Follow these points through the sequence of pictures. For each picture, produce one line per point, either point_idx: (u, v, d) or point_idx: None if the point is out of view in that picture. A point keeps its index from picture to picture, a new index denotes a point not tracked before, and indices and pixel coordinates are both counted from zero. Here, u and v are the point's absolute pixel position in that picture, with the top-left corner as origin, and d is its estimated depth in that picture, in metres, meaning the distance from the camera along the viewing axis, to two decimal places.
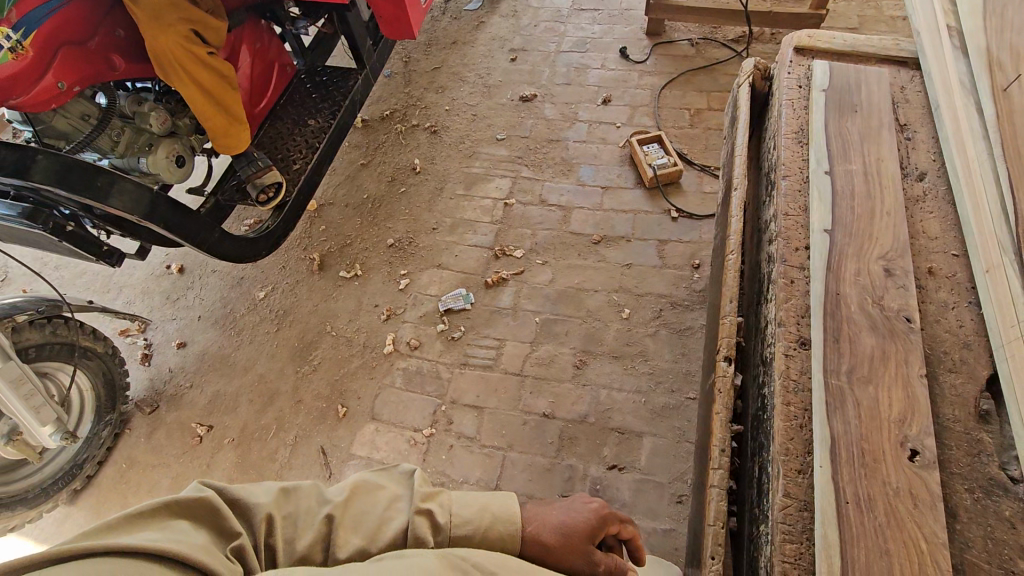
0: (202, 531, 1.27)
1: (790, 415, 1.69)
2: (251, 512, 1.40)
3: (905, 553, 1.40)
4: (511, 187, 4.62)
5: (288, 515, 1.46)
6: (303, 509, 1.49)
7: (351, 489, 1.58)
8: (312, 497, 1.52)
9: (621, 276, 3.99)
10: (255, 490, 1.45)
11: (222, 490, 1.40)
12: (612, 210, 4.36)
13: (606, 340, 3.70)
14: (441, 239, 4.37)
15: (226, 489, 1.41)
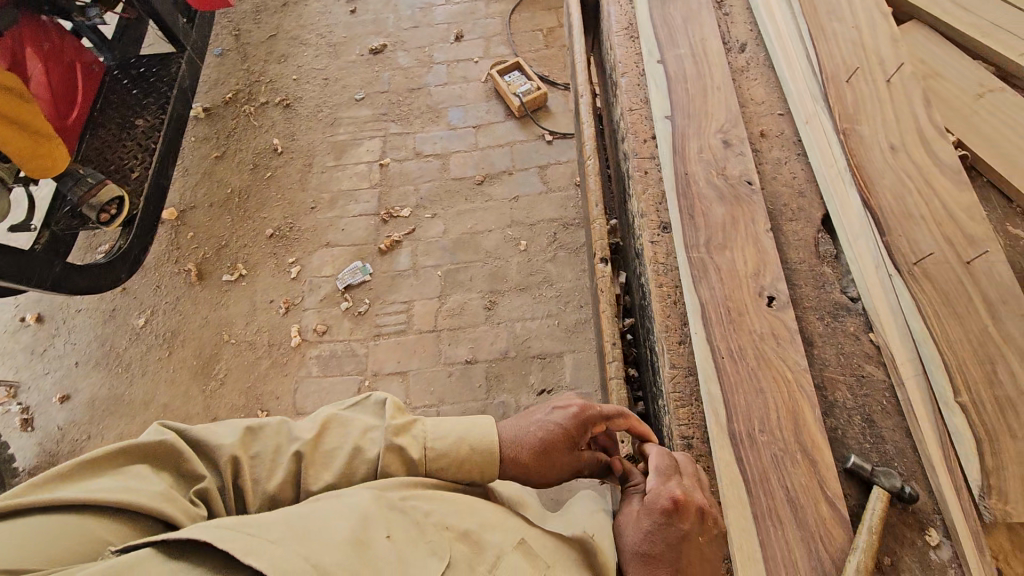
0: (165, 475, 1.23)
1: (665, 294, 1.79)
2: (217, 454, 1.29)
3: (775, 385, 1.57)
4: (382, 147, 4.43)
5: (256, 454, 1.35)
6: (271, 446, 1.37)
7: (319, 433, 1.42)
8: (278, 438, 1.39)
9: (511, 210, 4.01)
10: (217, 429, 1.33)
11: (185, 426, 1.32)
12: (490, 147, 4.31)
13: (510, 275, 3.75)
14: (322, 216, 4.15)
15: (189, 427, 1.32)
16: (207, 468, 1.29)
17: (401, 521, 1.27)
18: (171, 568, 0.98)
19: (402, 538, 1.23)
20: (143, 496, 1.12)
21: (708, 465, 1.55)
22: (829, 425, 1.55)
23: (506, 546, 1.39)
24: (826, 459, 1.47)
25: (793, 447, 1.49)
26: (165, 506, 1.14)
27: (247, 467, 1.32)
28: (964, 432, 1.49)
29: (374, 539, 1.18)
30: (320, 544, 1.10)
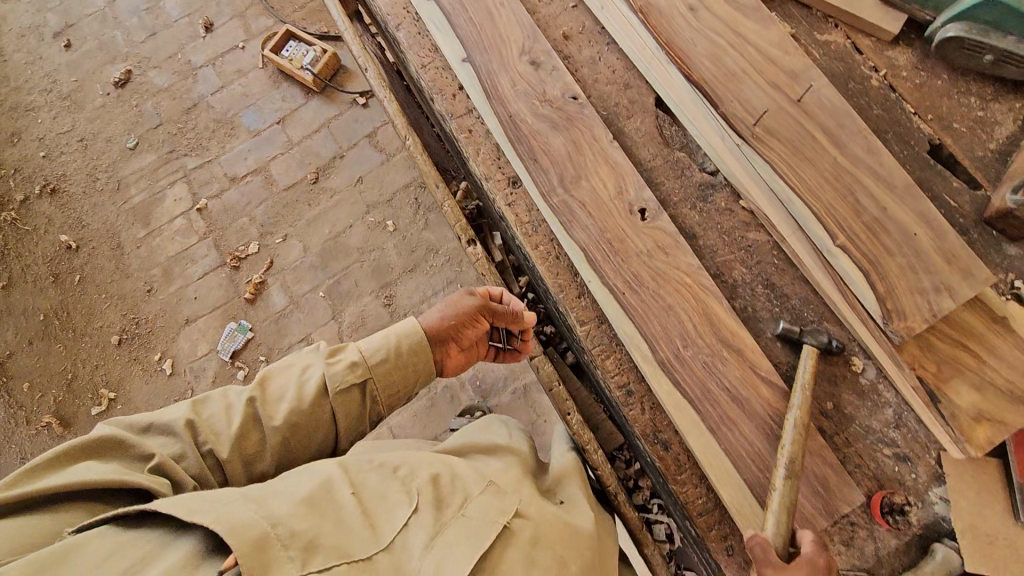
0: (121, 458, 1.26)
1: (545, 252, 1.68)
2: (171, 427, 1.34)
3: (680, 296, 1.55)
4: (190, 188, 3.82)
5: (210, 416, 1.39)
6: (223, 407, 1.41)
7: (260, 384, 1.46)
8: (225, 398, 1.43)
9: (362, 195, 3.66)
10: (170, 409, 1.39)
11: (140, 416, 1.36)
12: (306, 138, 3.84)
13: (394, 262, 3.50)
14: (166, 293, 3.62)
15: (140, 416, 1.35)
16: (169, 441, 1.33)
17: (369, 477, 1.39)
18: (134, 534, 1.12)
19: (369, 493, 1.35)
20: (101, 477, 1.19)
21: (652, 399, 1.54)
22: (739, 307, 1.57)
23: (478, 484, 1.47)
24: (750, 344, 1.50)
25: (717, 347, 1.50)
26: (126, 481, 1.20)
27: (207, 427, 1.37)
28: (853, 271, 1.40)
29: (337, 497, 1.30)
30: (279, 507, 1.20)
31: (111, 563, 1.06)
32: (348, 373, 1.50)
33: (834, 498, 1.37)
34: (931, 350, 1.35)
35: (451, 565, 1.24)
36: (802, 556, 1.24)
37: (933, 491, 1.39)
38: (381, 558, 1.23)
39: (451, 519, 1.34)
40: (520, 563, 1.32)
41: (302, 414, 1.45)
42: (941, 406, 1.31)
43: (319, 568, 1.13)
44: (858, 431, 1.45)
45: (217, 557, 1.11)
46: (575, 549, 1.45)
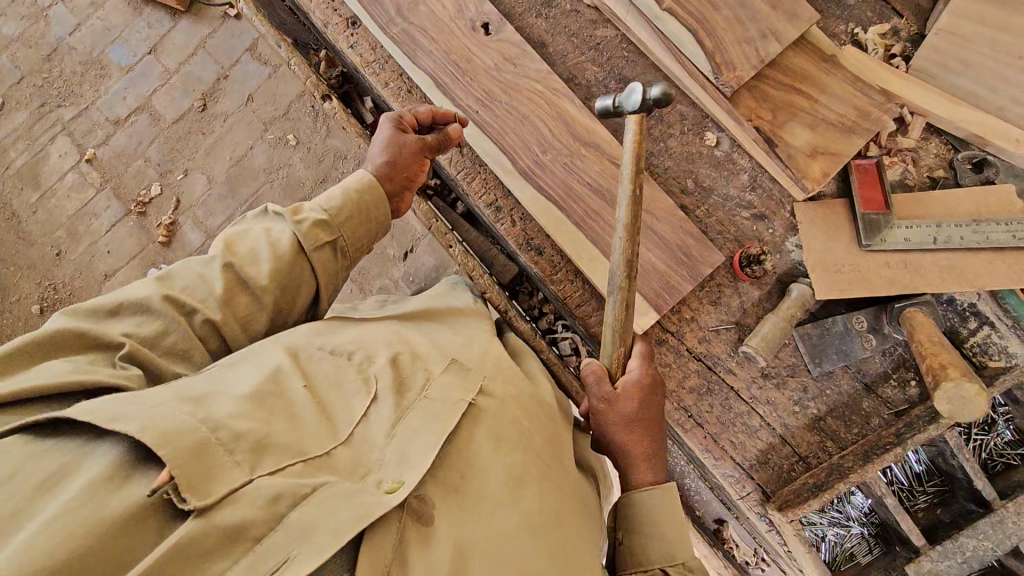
0: (82, 350, 0.92)
1: (396, 89, 1.64)
2: (145, 305, 0.97)
3: (533, 103, 1.53)
4: (73, 141, 3.50)
5: (185, 290, 1.02)
6: (198, 276, 1.04)
7: (224, 247, 1.08)
8: (198, 269, 1.06)
9: (257, 114, 3.37)
10: (133, 285, 1.02)
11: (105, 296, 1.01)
12: (183, 64, 3.47)
13: (303, 177, 3.29)
14: (76, 254, 3.41)
15: (100, 297, 0.98)
16: (143, 320, 0.97)
17: (322, 362, 1.04)
18: (47, 448, 0.77)
19: (321, 380, 1.02)
20: (37, 385, 0.83)
21: (522, 212, 1.56)
22: (595, 107, 1.57)
23: (440, 359, 1.11)
24: (606, 138, 1.50)
25: (574, 146, 1.50)
26: (74, 384, 0.84)
27: (190, 301, 1.00)
28: (682, 32, 1.36)
29: (284, 388, 0.96)
30: (212, 401, 0.88)
31: (10, 488, 0.72)
32: (318, 234, 1.13)
33: (696, 263, 1.43)
34: (766, 99, 1.38)
35: (417, 453, 0.93)
36: (632, 378, 1.18)
37: (789, 241, 1.46)
38: (342, 453, 0.92)
39: (417, 402, 1.01)
40: (489, 444, 1.01)
41: (284, 278, 1.09)
42: (779, 151, 1.36)
43: (271, 472, 0.84)
44: (719, 201, 1.49)
45: (144, 466, 0.78)
46: (541, 432, 1.11)
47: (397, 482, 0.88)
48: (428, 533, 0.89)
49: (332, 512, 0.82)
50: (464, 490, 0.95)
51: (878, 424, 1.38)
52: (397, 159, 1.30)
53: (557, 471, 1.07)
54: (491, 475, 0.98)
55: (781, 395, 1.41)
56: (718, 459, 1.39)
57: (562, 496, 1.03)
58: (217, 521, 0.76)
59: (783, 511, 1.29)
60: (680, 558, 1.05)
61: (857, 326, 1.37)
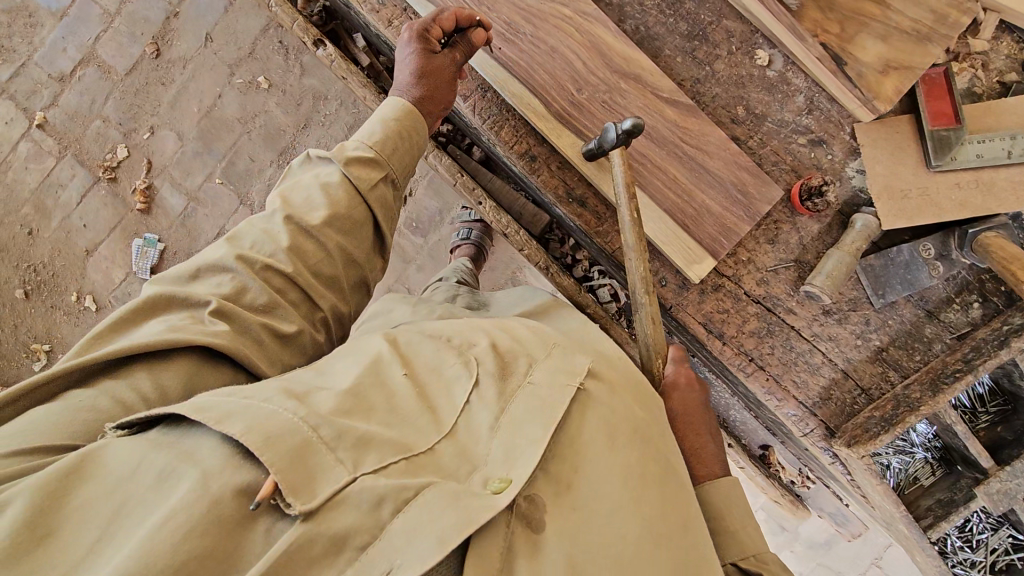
0: (179, 309, 0.97)
1: (401, 27, 1.43)
2: (220, 266, 1.00)
3: (562, 32, 1.35)
4: (17, 105, 3.01)
5: (254, 245, 1.02)
6: (263, 232, 1.04)
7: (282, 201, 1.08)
8: (260, 225, 1.05)
9: (217, 55, 2.92)
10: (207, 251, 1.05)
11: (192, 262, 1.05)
12: (124, 3, 2.96)
13: (283, 122, 2.92)
14: (50, 231, 3.01)
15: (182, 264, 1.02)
16: (220, 281, 1.00)
17: (421, 348, 0.95)
18: (171, 440, 0.74)
19: (421, 368, 0.93)
20: (143, 345, 0.89)
21: (558, 159, 1.42)
22: (631, 30, 1.39)
23: (542, 345, 0.99)
24: (647, 67, 1.34)
25: (613, 80, 1.35)
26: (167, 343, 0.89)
27: (256, 257, 1.00)
28: None
29: (385, 379, 0.88)
30: (315, 398, 0.80)
31: (136, 480, 0.70)
32: (368, 173, 1.13)
33: (753, 201, 1.33)
34: (832, 9, 1.27)
35: (522, 446, 0.82)
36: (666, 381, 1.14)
37: (849, 166, 1.35)
38: (445, 449, 0.82)
39: (520, 390, 0.89)
40: (600, 436, 0.87)
41: (345, 220, 1.08)
42: (846, 69, 1.26)
43: (376, 470, 0.75)
44: (773, 129, 1.37)
45: (248, 463, 0.72)
46: (654, 413, 0.98)
47: (504, 481, 0.77)
48: (539, 543, 0.78)
49: (435, 514, 0.71)
50: (575, 487, 0.83)
51: (941, 349, 1.34)
52: (426, 80, 1.22)
53: (670, 458, 0.93)
54: (602, 468, 0.85)
55: (842, 330, 1.37)
56: (781, 400, 1.37)
57: (673, 483, 0.90)
58: (326, 528, 0.70)
59: (849, 447, 1.27)
60: (751, 548, 0.98)
61: (924, 254, 1.31)
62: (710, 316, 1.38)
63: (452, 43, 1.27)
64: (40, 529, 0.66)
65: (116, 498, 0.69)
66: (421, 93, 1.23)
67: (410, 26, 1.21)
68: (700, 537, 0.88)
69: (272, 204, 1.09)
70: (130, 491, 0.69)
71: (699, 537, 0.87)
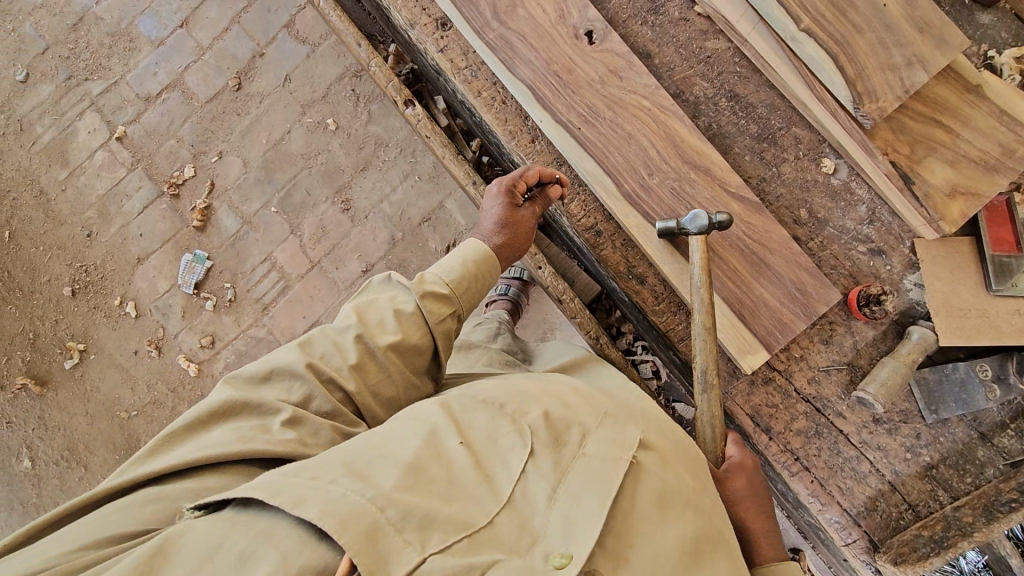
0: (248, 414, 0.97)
1: (489, 99, 1.54)
2: (291, 370, 1.00)
3: (640, 121, 1.44)
4: (102, 117, 3.21)
5: (325, 354, 1.03)
6: (334, 345, 1.05)
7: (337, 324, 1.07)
8: (331, 337, 1.06)
9: (293, 96, 3.13)
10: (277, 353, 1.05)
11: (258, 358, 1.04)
12: (216, 39, 3.20)
13: (343, 163, 3.07)
14: (108, 236, 3.14)
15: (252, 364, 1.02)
16: (289, 387, 1.00)
17: (475, 416, 0.91)
18: (244, 520, 0.73)
19: (477, 436, 0.89)
20: (216, 454, 0.89)
21: (622, 236, 1.48)
22: (703, 125, 1.47)
23: (592, 411, 0.97)
24: (718, 162, 1.42)
25: (683, 170, 1.42)
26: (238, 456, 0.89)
27: (326, 368, 1.00)
28: (819, 54, 1.29)
29: (444, 453, 0.84)
30: (376, 471, 0.79)
31: (217, 563, 0.69)
32: (440, 308, 1.14)
33: (811, 301, 1.36)
34: (903, 131, 1.33)
35: (582, 522, 0.80)
36: (733, 461, 1.14)
37: (907, 279, 1.38)
38: (505, 521, 0.80)
39: (576, 462, 0.87)
40: (653, 512, 0.87)
41: (409, 345, 1.08)
42: (914, 188, 1.31)
43: (444, 547, 0.74)
44: (833, 233, 1.42)
45: (322, 542, 0.71)
46: (706, 495, 0.95)
47: (566, 557, 0.76)
48: None
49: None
50: (633, 566, 0.81)
51: (992, 475, 1.32)
52: (507, 230, 1.35)
53: (720, 542, 0.90)
54: (655, 551, 0.83)
55: (892, 441, 1.35)
56: (824, 505, 1.34)
57: (724, 565, 0.88)
58: None
59: (895, 565, 1.25)
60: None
61: (981, 374, 1.31)
62: (758, 409, 1.39)
63: (533, 196, 1.42)
64: None
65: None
66: (502, 239, 1.34)
67: (502, 182, 1.36)
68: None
69: (343, 318, 1.09)
70: (212, 572, 0.68)
71: None
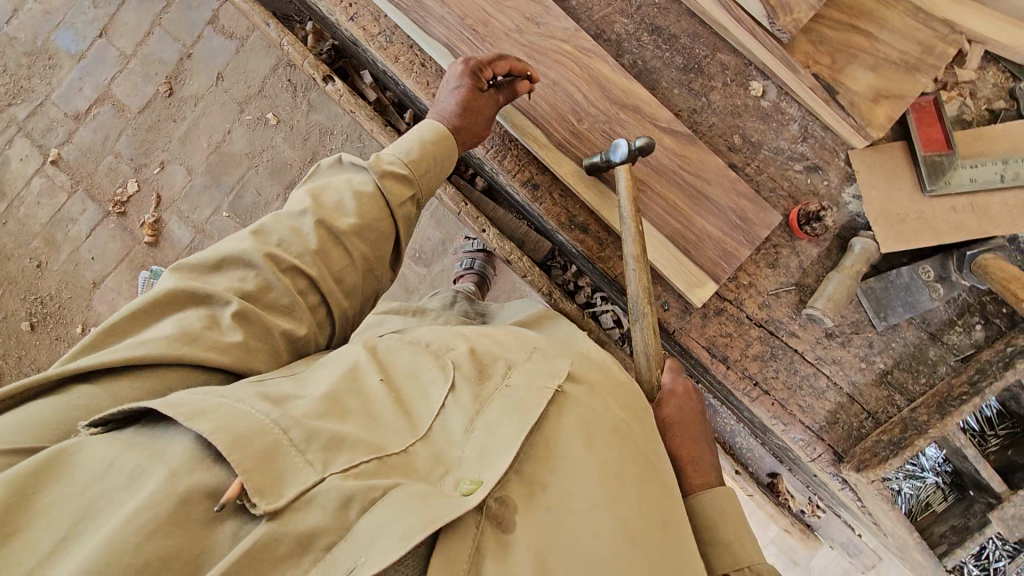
0: (197, 305, 0.93)
1: (408, 63, 1.49)
2: (245, 259, 0.96)
3: (564, 66, 1.40)
4: (33, 142, 3.08)
5: (281, 241, 1.00)
6: (291, 230, 1.02)
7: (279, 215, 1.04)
8: (289, 222, 1.02)
9: (228, 94, 3.02)
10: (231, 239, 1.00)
11: (207, 247, 0.99)
12: (139, 45, 3.06)
13: (290, 157, 2.97)
14: (59, 264, 3.04)
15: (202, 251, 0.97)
16: (243, 276, 0.96)
17: (400, 355, 0.92)
18: (146, 439, 0.70)
19: (400, 374, 0.89)
20: (154, 355, 0.85)
21: (560, 187, 1.46)
22: (629, 64, 1.44)
23: (521, 347, 0.96)
24: (646, 98, 1.39)
25: (612, 111, 1.39)
26: (181, 356, 0.86)
27: (284, 255, 0.98)
28: None
29: (363, 387, 0.85)
30: (289, 401, 0.77)
31: (108, 480, 0.66)
32: (398, 189, 1.13)
33: (753, 226, 1.36)
34: (823, 42, 1.32)
35: (498, 448, 0.79)
36: (665, 389, 1.14)
37: (845, 192, 1.38)
38: (420, 452, 0.79)
39: (498, 392, 0.86)
40: (577, 438, 0.85)
41: (369, 229, 1.07)
42: (839, 98, 1.30)
43: (346, 470, 0.72)
44: (769, 156, 1.41)
45: (218, 465, 0.69)
46: (636, 424, 0.94)
47: (475, 483, 0.74)
48: (507, 544, 0.75)
49: (397, 515, 0.67)
50: (550, 492, 0.80)
51: (945, 372, 1.34)
52: (467, 114, 1.26)
53: (649, 471, 0.89)
54: (577, 477, 0.81)
55: (846, 353, 1.37)
56: (787, 424, 1.36)
57: (651, 494, 0.86)
58: (292, 529, 0.66)
59: (858, 471, 1.27)
60: (745, 559, 0.96)
61: (924, 276, 1.32)
62: (713, 340, 1.39)
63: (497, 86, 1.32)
64: (6, 527, 0.62)
65: (88, 496, 0.65)
66: (458, 122, 1.25)
67: (467, 60, 1.25)
68: (681, 560, 0.84)
69: (298, 202, 1.06)
70: (99, 491, 0.65)
71: (679, 546, 0.85)
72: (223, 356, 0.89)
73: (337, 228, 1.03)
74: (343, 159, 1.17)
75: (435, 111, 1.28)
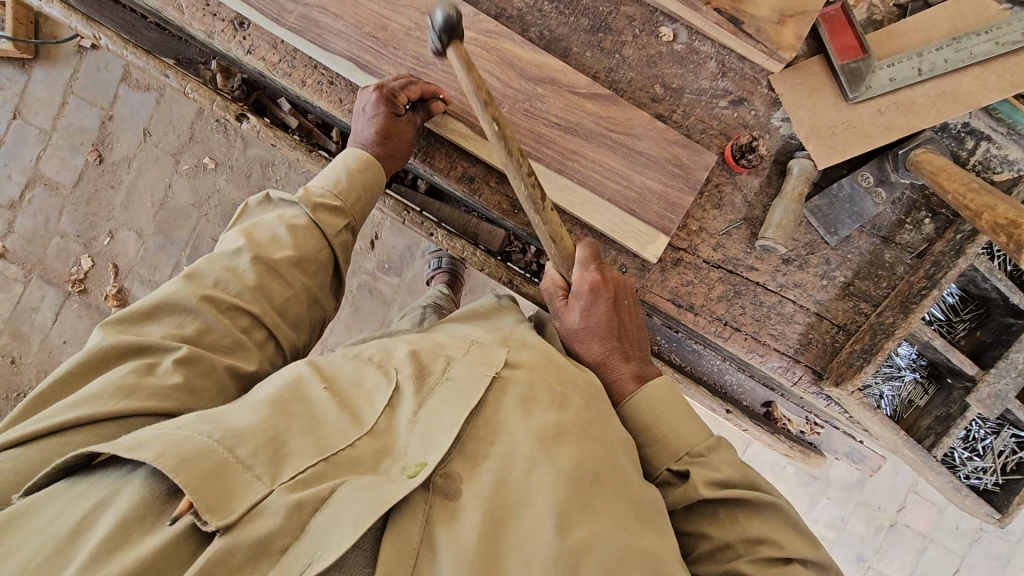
0: (131, 357, 1.03)
1: (316, 84, 1.46)
2: (177, 307, 1.08)
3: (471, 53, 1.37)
4: None
5: (217, 281, 1.12)
6: (226, 270, 1.14)
7: (207, 260, 1.15)
8: (221, 262, 1.14)
9: (159, 147, 2.94)
10: (166, 287, 1.12)
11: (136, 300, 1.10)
12: (57, 118, 2.97)
13: (235, 197, 2.91)
14: (32, 355, 2.95)
15: (133, 304, 1.08)
16: (179, 321, 1.08)
17: (343, 367, 1.08)
18: (85, 490, 0.87)
19: (345, 382, 1.05)
20: (91, 412, 0.94)
21: (497, 174, 1.44)
22: (537, 36, 1.42)
23: (460, 346, 1.13)
24: (560, 68, 1.38)
25: (530, 88, 1.37)
26: (120, 410, 0.95)
27: (221, 294, 1.09)
28: None
29: (307, 396, 1.00)
30: (231, 419, 0.92)
31: (58, 529, 0.82)
32: (330, 219, 1.25)
33: (691, 171, 1.36)
34: None
35: (439, 433, 0.94)
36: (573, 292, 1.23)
37: (774, 117, 1.38)
38: (365, 446, 0.96)
39: (438, 385, 1.02)
40: (518, 412, 0.99)
41: (301, 258, 1.19)
42: (746, 28, 1.30)
43: (293, 478, 0.88)
44: (693, 99, 1.40)
45: (174, 500, 0.86)
46: (578, 390, 1.07)
47: (420, 466, 0.90)
48: (457, 510, 0.90)
49: (355, 502, 0.85)
50: (492, 460, 0.94)
51: (904, 272, 1.36)
52: (385, 141, 1.31)
53: (598, 429, 1.01)
54: (518, 446, 0.95)
55: (806, 274, 1.39)
56: (764, 355, 1.38)
57: (597, 445, 0.98)
58: (244, 539, 0.81)
59: (838, 386, 1.29)
60: (682, 448, 1.12)
61: (864, 183, 1.33)
62: (676, 291, 1.41)
63: (415, 108, 1.34)
64: None
65: (42, 544, 0.81)
66: (376, 150, 1.32)
67: (380, 88, 1.27)
68: (631, 499, 0.96)
69: (234, 242, 1.18)
70: (51, 538, 0.81)
71: (624, 488, 0.96)
72: (161, 402, 0.98)
73: (272, 263, 1.15)
74: (272, 194, 1.29)
75: (358, 137, 1.34)
